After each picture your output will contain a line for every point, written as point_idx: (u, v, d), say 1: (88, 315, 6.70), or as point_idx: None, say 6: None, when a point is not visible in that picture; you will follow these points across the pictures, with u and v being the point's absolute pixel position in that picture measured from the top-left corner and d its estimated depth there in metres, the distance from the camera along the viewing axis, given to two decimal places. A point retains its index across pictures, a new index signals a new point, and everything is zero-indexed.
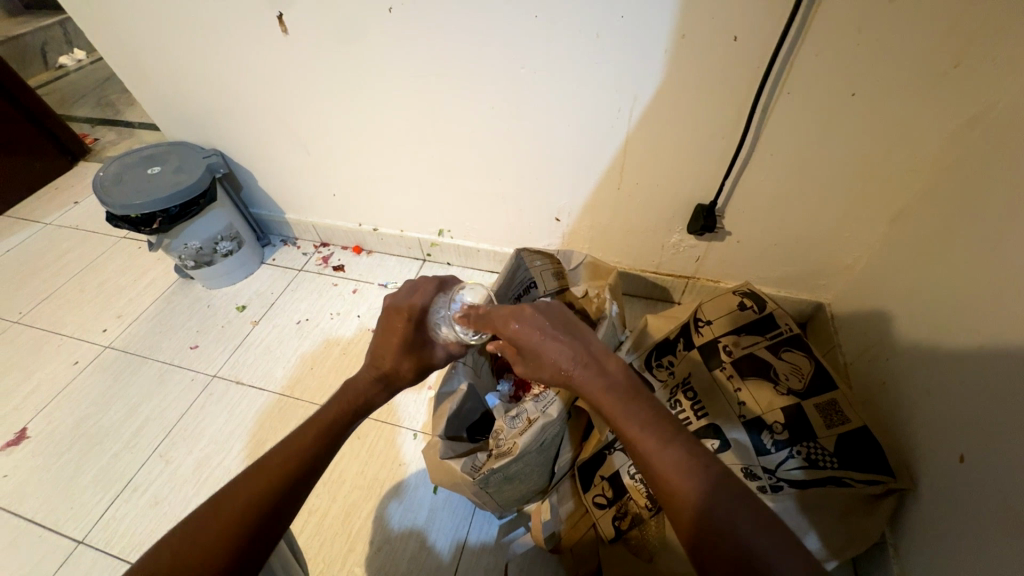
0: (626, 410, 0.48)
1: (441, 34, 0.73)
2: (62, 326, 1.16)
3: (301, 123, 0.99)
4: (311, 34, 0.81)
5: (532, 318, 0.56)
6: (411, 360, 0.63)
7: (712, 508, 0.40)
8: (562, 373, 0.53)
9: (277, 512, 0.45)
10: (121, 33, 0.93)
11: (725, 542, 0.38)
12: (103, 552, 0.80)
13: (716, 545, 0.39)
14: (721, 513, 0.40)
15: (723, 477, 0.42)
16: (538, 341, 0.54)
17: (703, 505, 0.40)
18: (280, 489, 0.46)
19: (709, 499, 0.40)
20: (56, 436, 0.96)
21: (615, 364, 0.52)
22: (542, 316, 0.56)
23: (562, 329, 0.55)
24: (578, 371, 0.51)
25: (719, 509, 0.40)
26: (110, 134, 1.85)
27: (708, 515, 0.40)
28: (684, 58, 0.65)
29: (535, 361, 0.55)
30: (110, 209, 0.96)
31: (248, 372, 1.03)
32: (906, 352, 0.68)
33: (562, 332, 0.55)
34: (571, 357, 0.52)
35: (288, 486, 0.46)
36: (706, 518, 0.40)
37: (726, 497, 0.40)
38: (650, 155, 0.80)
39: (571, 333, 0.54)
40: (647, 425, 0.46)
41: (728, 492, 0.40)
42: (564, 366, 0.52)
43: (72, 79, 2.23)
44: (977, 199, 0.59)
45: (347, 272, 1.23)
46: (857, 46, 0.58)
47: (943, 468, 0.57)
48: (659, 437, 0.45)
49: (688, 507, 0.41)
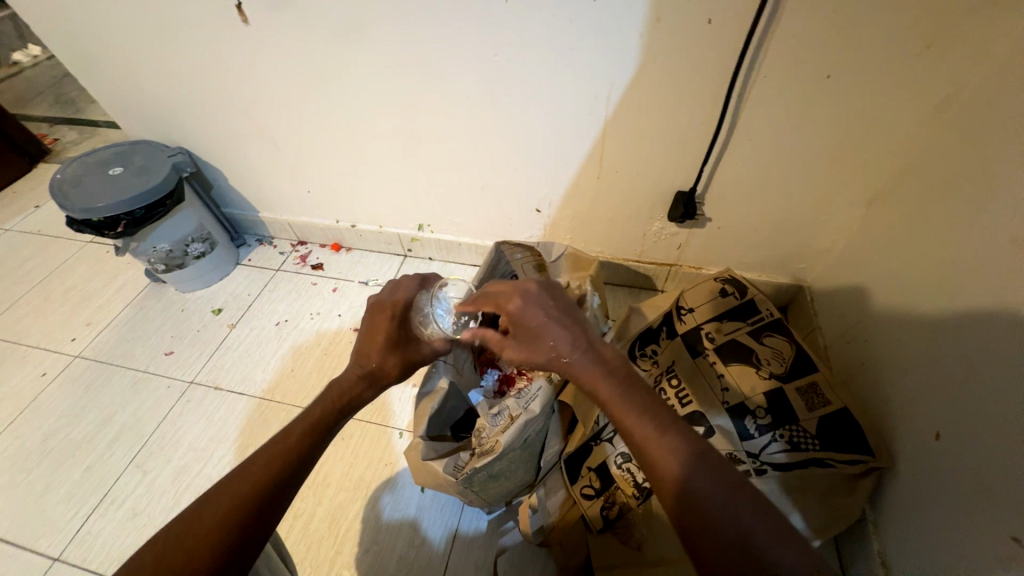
0: (623, 398, 0.46)
1: (408, 21, 0.70)
2: (28, 336, 1.11)
3: (269, 118, 0.95)
4: (272, 25, 0.77)
5: (536, 295, 0.54)
6: (397, 356, 0.60)
7: (709, 499, 0.39)
8: (558, 360, 0.51)
9: (267, 513, 0.44)
10: (69, 26, 0.88)
11: (725, 535, 0.37)
12: (81, 568, 0.78)
13: (710, 539, 0.38)
14: (723, 504, 0.38)
15: (718, 468, 0.41)
16: (539, 321, 0.52)
17: (699, 496, 0.39)
18: (269, 489, 0.44)
19: (708, 489, 0.39)
20: (25, 451, 0.92)
21: (612, 351, 0.51)
22: (546, 294, 0.54)
23: (563, 308, 0.53)
24: (573, 359, 0.50)
25: (711, 499, 0.39)
26: (71, 133, 1.76)
27: (702, 506, 0.39)
28: (660, 41, 0.64)
29: (530, 342, 0.53)
30: (69, 213, 0.91)
31: (227, 376, 1.00)
32: (885, 332, 0.69)
33: (563, 316, 0.53)
34: (572, 340, 0.51)
35: (276, 486, 0.45)
36: (703, 509, 0.39)
37: (725, 488, 0.39)
38: (629, 144, 0.79)
39: (572, 315, 0.53)
40: (643, 414, 0.45)
41: (726, 483, 0.39)
42: (563, 350, 0.50)
43: (27, 75, 2.12)
44: (952, 178, 0.59)
45: (326, 271, 1.20)
46: (832, 27, 0.57)
47: (921, 446, 0.58)
48: (658, 426, 0.44)
49: (678, 495, 0.40)
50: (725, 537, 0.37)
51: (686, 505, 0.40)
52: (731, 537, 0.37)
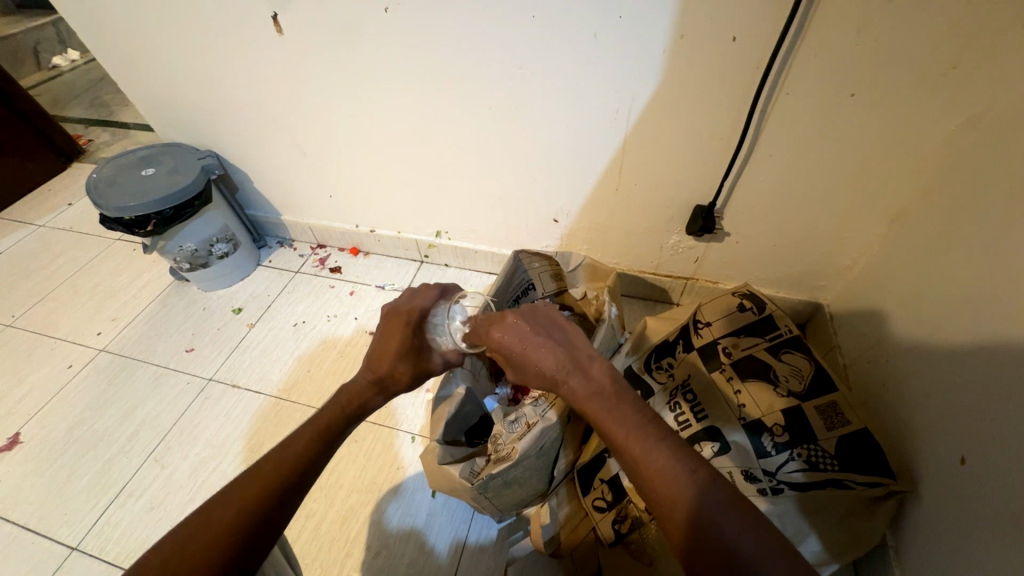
0: (614, 420, 0.46)
1: (436, 33, 0.73)
2: (56, 329, 1.15)
3: (296, 124, 0.98)
4: (305, 34, 0.80)
5: (516, 323, 0.54)
6: (408, 365, 0.60)
7: (703, 516, 0.39)
8: (553, 380, 0.51)
9: (272, 518, 0.44)
10: (115, 35, 0.92)
11: (716, 551, 0.38)
12: (97, 559, 0.79)
13: (704, 549, 0.38)
14: (710, 517, 0.39)
15: (711, 480, 0.41)
16: (523, 350, 0.53)
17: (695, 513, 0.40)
18: (274, 495, 0.45)
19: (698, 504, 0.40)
20: (49, 441, 0.95)
21: (602, 370, 0.50)
22: (525, 322, 0.54)
23: (544, 331, 0.54)
24: (564, 379, 0.50)
25: (707, 516, 0.39)
26: (104, 134, 1.83)
27: (701, 521, 0.39)
28: (683, 57, 0.65)
29: (521, 372, 0.54)
30: (102, 211, 0.95)
31: (244, 375, 1.02)
32: (908, 354, 0.67)
33: (546, 338, 0.53)
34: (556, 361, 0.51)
35: (281, 491, 0.45)
36: (706, 525, 0.39)
37: (713, 505, 0.39)
38: (649, 157, 0.80)
39: (555, 331, 0.53)
40: (634, 434, 0.45)
41: (721, 497, 0.40)
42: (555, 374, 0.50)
43: (65, 79, 2.21)
44: (978, 197, 0.59)
45: (344, 274, 1.22)
46: (854, 46, 0.58)
47: (944, 471, 0.57)
48: (664, 458, 0.42)
49: (683, 522, 0.40)
50: (720, 552, 0.37)
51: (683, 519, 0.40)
52: (722, 548, 0.38)
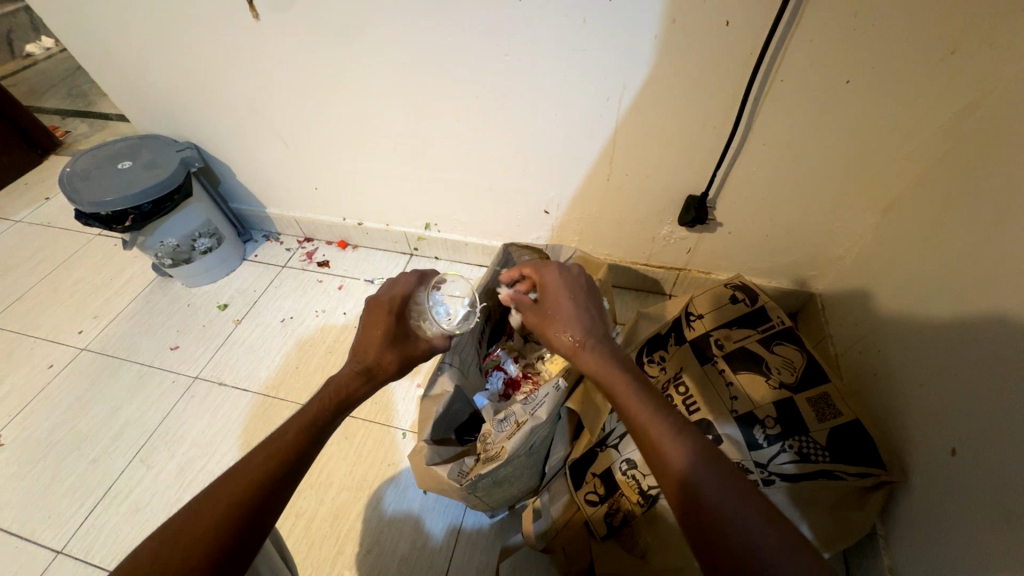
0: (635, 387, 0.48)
1: (420, 19, 0.70)
2: (37, 328, 1.12)
3: (278, 114, 0.95)
4: (283, 21, 0.77)
5: (576, 281, 0.61)
6: (395, 352, 0.59)
7: (720, 506, 0.38)
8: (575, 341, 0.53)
9: (263, 512, 0.43)
10: (83, 22, 0.88)
11: (735, 543, 0.36)
12: (84, 561, 0.78)
13: (721, 540, 0.37)
14: (733, 510, 0.38)
15: (730, 472, 0.40)
16: (569, 302, 0.57)
17: (707, 499, 0.39)
18: (265, 487, 0.43)
19: (720, 496, 0.39)
20: (31, 443, 0.93)
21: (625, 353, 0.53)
22: (584, 285, 0.60)
23: (590, 304, 0.58)
24: (592, 344, 0.52)
25: (726, 507, 0.38)
26: (82, 126, 1.77)
27: (700, 497, 0.39)
28: (677, 42, 0.63)
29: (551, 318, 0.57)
30: (78, 207, 0.91)
31: (232, 373, 1.00)
32: (899, 345, 0.67)
33: (591, 309, 0.57)
34: (592, 329, 0.54)
35: (273, 484, 0.44)
36: (721, 515, 0.38)
37: (733, 496, 0.38)
38: (640, 146, 0.78)
39: (596, 307, 0.58)
40: (655, 406, 0.46)
41: (739, 490, 0.39)
42: (580, 336, 0.54)
43: (40, 68, 2.13)
44: (973, 187, 0.58)
45: (332, 268, 1.20)
46: (853, 30, 0.56)
47: (934, 463, 0.57)
48: (669, 421, 0.44)
49: (690, 499, 0.39)
50: (737, 543, 0.36)
51: (686, 495, 0.40)
52: (739, 543, 0.36)
